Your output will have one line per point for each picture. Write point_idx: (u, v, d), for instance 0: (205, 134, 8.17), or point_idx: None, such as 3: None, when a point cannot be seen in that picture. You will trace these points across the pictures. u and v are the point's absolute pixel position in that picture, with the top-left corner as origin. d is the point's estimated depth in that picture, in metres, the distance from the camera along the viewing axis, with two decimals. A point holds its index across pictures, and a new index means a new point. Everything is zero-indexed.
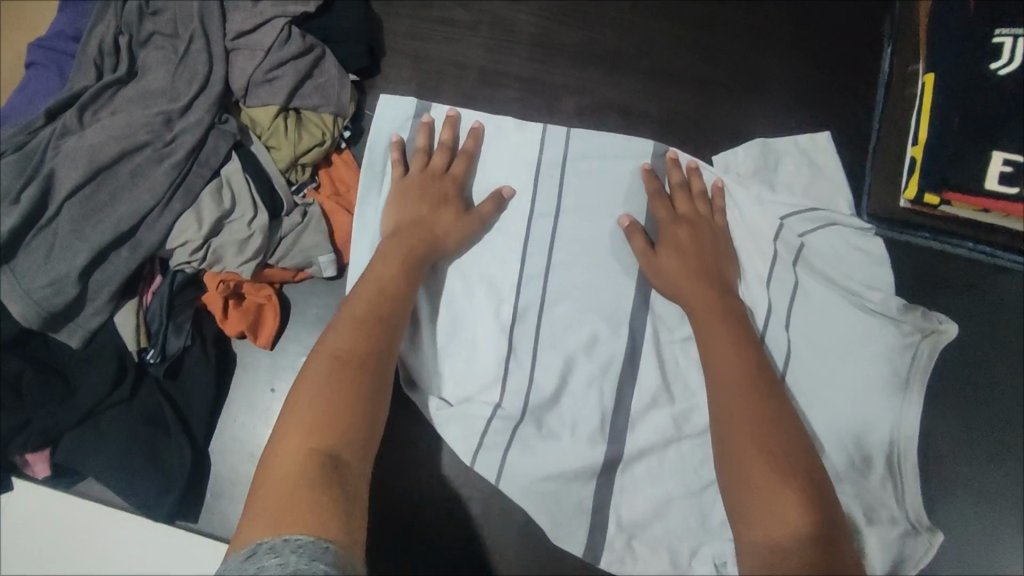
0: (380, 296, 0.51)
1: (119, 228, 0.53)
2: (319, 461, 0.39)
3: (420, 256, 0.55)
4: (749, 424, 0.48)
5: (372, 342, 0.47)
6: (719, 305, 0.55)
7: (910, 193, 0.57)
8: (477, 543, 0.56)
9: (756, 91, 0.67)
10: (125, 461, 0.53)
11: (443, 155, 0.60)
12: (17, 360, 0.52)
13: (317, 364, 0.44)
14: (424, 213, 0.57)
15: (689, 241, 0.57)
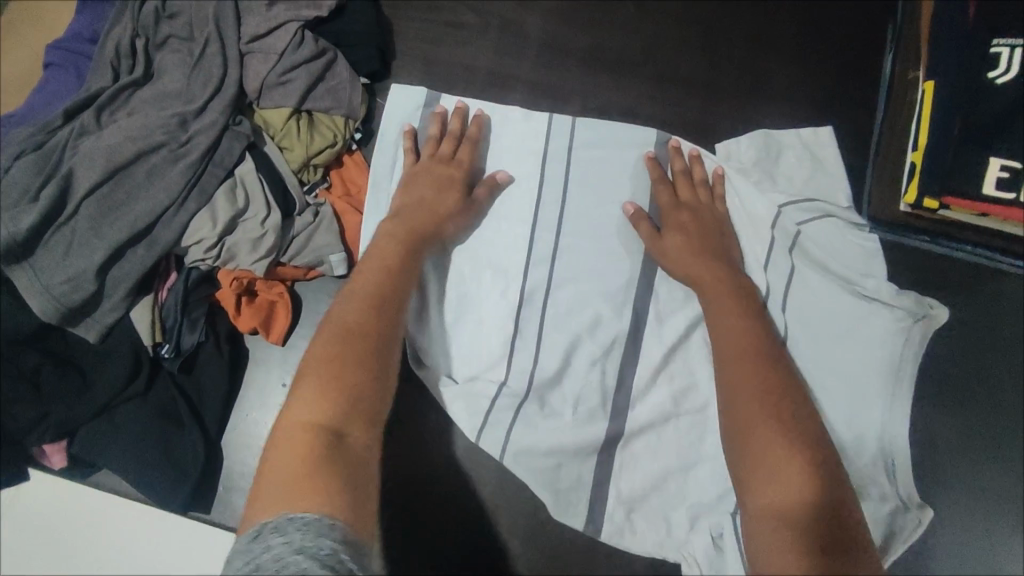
0: (384, 273, 0.52)
1: (136, 226, 0.55)
2: (323, 432, 0.40)
3: (422, 239, 0.56)
4: (748, 398, 0.49)
5: (375, 318, 0.48)
6: (725, 280, 0.56)
7: (910, 197, 0.58)
8: (485, 534, 0.56)
9: (759, 96, 0.68)
10: (140, 453, 0.55)
11: (449, 142, 0.62)
12: (36, 355, 0.54)
13: (324, 341, 0.46)
14: (428, 196, 0.59)
15: (693, 225, 0.59)
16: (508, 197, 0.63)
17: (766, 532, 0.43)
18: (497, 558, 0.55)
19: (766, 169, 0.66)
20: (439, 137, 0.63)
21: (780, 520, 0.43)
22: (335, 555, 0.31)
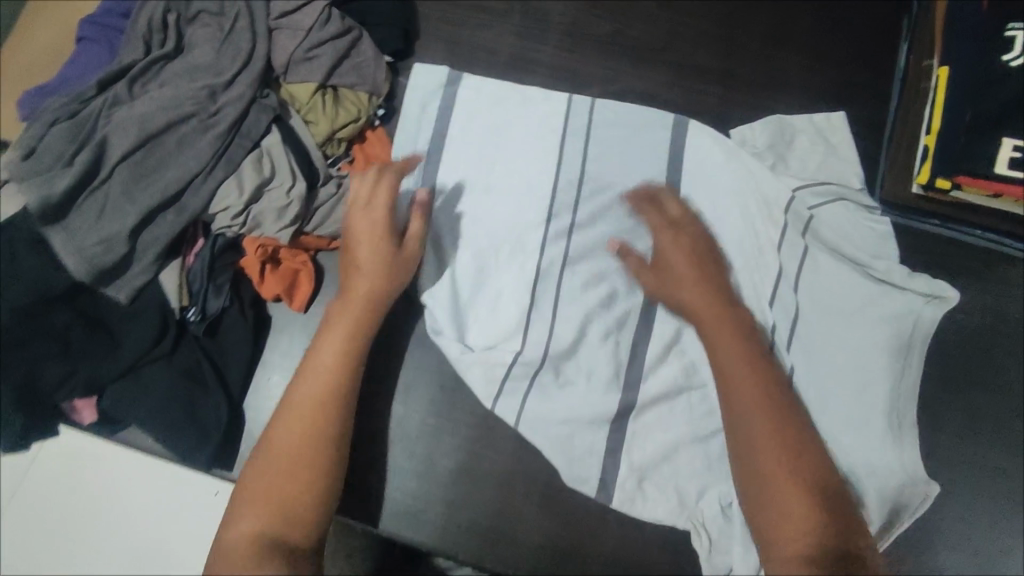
0: (336, 363, 0.54)
1: (166, 192, 0.56)
2: (261, 549, 0.47)
3: (366, 320, 0.56)
4: (765, 448, 0.50)
5: (319, 423, 0.52)
6: (727, 323, 0.56)
7: (922, 179, 0.59)
8: (501, 499, 0.57)
9: (776, 83, 0.69)
10: (165, 412, 0.56)
11: (364, 183, 0.59)
12: (66, 313, 0.54)
13: (269, 453, 0.51)
14: (364, 255, 0.57)
15: (671, 271, 0.58)
16: (526, 177, 0.64)
17: (789, 574, 0.46)
18: (514, 525, 0.57)
19: (780, 152, 0.67)
20: (360, 177, 0.59)
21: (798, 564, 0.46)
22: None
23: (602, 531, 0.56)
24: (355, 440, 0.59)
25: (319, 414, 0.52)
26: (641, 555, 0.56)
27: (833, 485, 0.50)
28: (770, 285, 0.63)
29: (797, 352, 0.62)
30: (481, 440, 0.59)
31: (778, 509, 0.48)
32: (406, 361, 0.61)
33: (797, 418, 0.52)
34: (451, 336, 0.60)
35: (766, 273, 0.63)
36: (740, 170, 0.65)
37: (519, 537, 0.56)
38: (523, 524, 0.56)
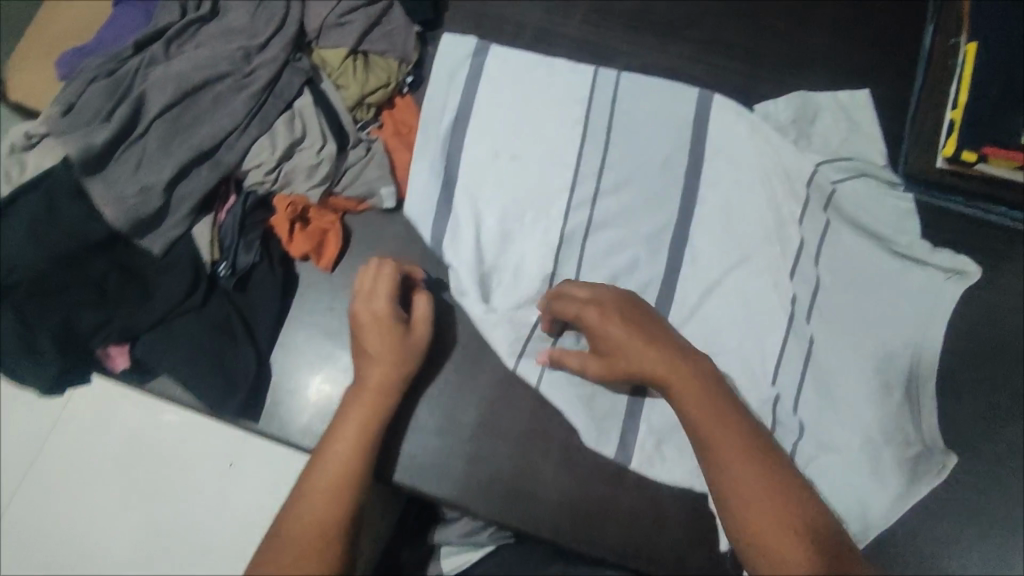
0: (342, 462, 0.53)
1: (202, 147, 0.57)
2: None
3: (379, 408, 0.55)
4: (750, 496, 0.48)
5: (329, 506, 0.51)
6: (693, 404, 0.51)
7: (949, 150, 0.63)
8: (522, 456, 0.58)
9: (801, 61, 0.69)
10: (196, 363, 0.57)
11: (369, 272, 0.58)
12: (104, 262, 0.56)
13: (280, 534, 0.51)
14: (372, 345, 0.56)
15: (606, 352, 0.54)
16: (550, 147, 0.65)
17: None
18: (534, 483, 0.58)
19: (803, 128, 0.67)
20: (365, 267, 0.59)
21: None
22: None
23: (621, 490, 0.58)
24: None
25: (331, 498, 0.52)
26: (658, 515, 0.57)
27: (829, 529, 0.47)
28: (792, 257, 0.63)
29: (817, 323, 0.62)
30: (503, 399, 0.60)
31: (776, 564, 0.46)
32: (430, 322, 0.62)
33: (775, 458, 0.50)
34: (473, 300, 0.61)
35: (789, 245, 0.63)
36: (762, 144, 0.65)
37: (539, 495, 0.57)
38: (544, 482, 0.58)
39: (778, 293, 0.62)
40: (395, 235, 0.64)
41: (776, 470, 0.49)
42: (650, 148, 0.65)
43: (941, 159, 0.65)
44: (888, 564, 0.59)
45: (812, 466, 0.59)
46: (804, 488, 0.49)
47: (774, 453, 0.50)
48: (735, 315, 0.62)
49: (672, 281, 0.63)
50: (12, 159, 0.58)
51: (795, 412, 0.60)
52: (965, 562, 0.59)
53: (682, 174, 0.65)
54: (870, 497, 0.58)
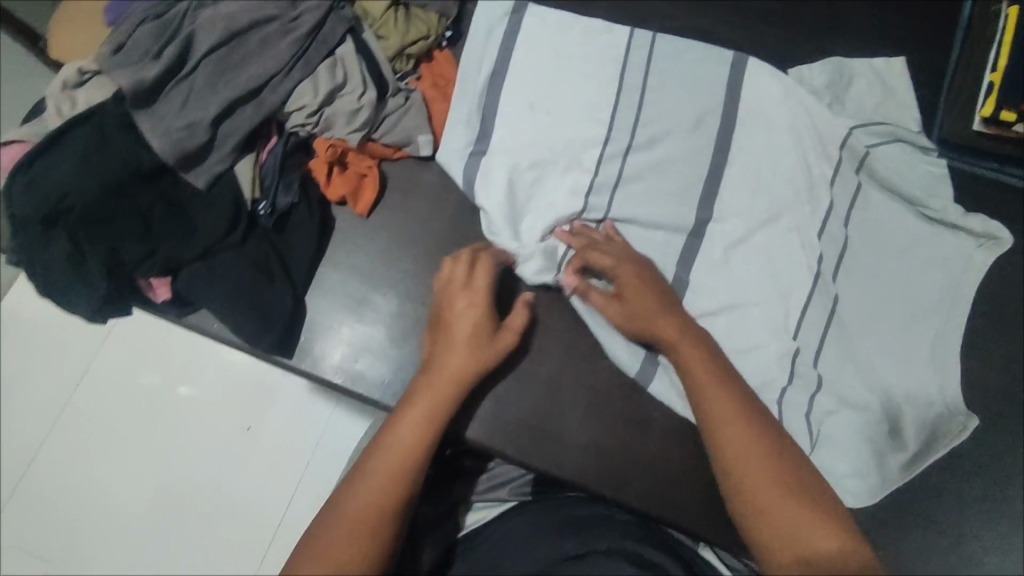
0: (415, 432, 0.52)
1: (249, 86, 0.59)
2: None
3: (449, 400, 0.54)
4: (743, 448, 0.51)
5: (389, 493, 0.49)
6: (717, 376, 0.54)
7: (987, 111, 0.64)
8: (549, 402, 0.60)
9: (838, 27, 0.69)
10: (233, 298, 0.58)
11: (462, 262, 0.58)
12: (150, 193, 0.58)
13: (336, 513, 0.49)
14: (460, 333, 0.56)
15: (631, 297, 0.58)
16: (585, 102, 0.66)
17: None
18: (562, 427, 0.59)
19: (837, 93, 0.67)
20: (463, 258, 0.59)
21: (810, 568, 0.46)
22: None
23: (646, 436, 0.60)
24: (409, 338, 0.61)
25: (390, 484, 0.50)
26: (682, 463, 0.59)
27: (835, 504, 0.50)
28: (820, 218, 0.63)
29: (842, 282, 0.63)
30: (531, 344, 0.61)
31: (789, 527, 0.48)
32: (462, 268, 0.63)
33: (765, 417, 0.53)
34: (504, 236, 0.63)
35: (819, 206, 0.63)
36: (796, 106, 0.65)
37: (567, 438, 0.59)
38: (569, 427, 0.59)
39: (805, 251, 0.62)
40: (430, 184, 0.66)
41: (766, 428, 0.53)
42: (684, 107, 0.66)
43: (979, 121, 0.65)
44: (908, 519, 0.59)
45: (832, 420, 0.60)
46: (795, 448, 0.53)
47: (763, 413, 0.54)
48: (763, 271, 0.62)
49: (701, 236, 0.64)
50: (64, 94, 0.59)
51: (815, 366, 0.61)
52: (984, 520, 0.59)
53: (715, 133, 0.65)
54: (886, 452, 0.59)
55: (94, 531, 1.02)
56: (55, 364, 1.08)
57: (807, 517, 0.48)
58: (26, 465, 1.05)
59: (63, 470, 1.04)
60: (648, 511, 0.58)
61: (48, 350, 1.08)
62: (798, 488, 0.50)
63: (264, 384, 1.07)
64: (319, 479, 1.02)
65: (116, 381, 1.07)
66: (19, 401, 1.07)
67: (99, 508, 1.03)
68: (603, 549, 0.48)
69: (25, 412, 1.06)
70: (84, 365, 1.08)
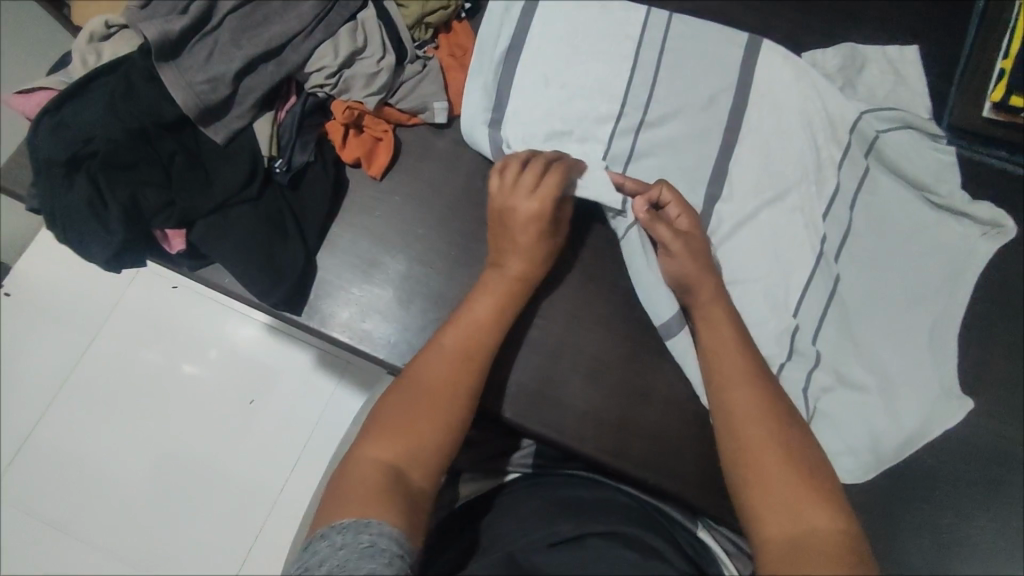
0: (477, 332, 0.55)
1: (272, 44, 0.60)
2: (389, 476, 0.46)
3: (515, 299, 0.57)
4: (747, 412, 0.52)
5: (459, 377, 0.52)
6: (738, 344, 0.56)
7: (995, 96, 0.65)
8: (554, 367, 0.61)
9: (854, 14, 0.70)
10: (249, 252, 0.60)
11: (531, 168, 0.58)
12: (172, 144, 0.59)
13: (406, 393, 0.51)
14: (522, 237, 0.58)
15: (694, 241, 0.59)
16: (599, 77, 0.67)
17: (803, 549, 0.45)
18: (562, 391, 0.60)
19: (849, 78, 0.68)
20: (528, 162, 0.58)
21: (793, 555, 0.45)
22: (373, 546, 0.40)
23: (644, 406, 0.60)
24: (417, 299, 0.62)
25: (461, 368, 0.53)
26: (679, 434, 0.60)
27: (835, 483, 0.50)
28: (826, 200, 0.64)
29: (844, 263, 0.64)
30: (536, 311, 0.62)
31: (791, 493, 0.48)
32: (471, 234, 0.64)
33: (775, 388, 0.54)
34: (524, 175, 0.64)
35: (825, 188, 0.64)
36: (808, 88, 0.66)
37: (567, 403, 0.60)
38: (572, 391, 0.60)
39: (809, 231, 0.63)
40: (443, 151, 0.67)
41: (775, 397, 0.54)
42: (697, 85, 0.66)
43: (989, 106, 0.66)
44: (900, 498, 0.60)
45: (828, 397, 0.60)
46: (805, 426, 0.54)
47: (778, 386, 0.55)
48: (766, 249, 0.63)
49: (708, 212, 0.64)
50: (89, 47, 0.61)
51: (814, 343, 0.61)
52: (975, 502, 0.60)
53: (727, 112, 0.66)
54: (881, 431, 0.59)
55: (97, 493, 1.03)
56: (62, 326, 1.09)
57: (805, 493, 0.48)
58: (31, 424, 1.06)
59: (67, 429, 1.06)
60: (643, 479, 0.58)
61: (57, 311, 1.10)
62: (797, 462, 0.50)
63: (270, 355, 1.08)
64: (320, 449, 1.04)
65: (123, 345, 1.08)
66: (26, 360, 1.08)
67: (102, 470, 1.04)
68: (603, 532, 0.48)
69: (31, 372, 1.07)
70: (92, 328, 1.09)
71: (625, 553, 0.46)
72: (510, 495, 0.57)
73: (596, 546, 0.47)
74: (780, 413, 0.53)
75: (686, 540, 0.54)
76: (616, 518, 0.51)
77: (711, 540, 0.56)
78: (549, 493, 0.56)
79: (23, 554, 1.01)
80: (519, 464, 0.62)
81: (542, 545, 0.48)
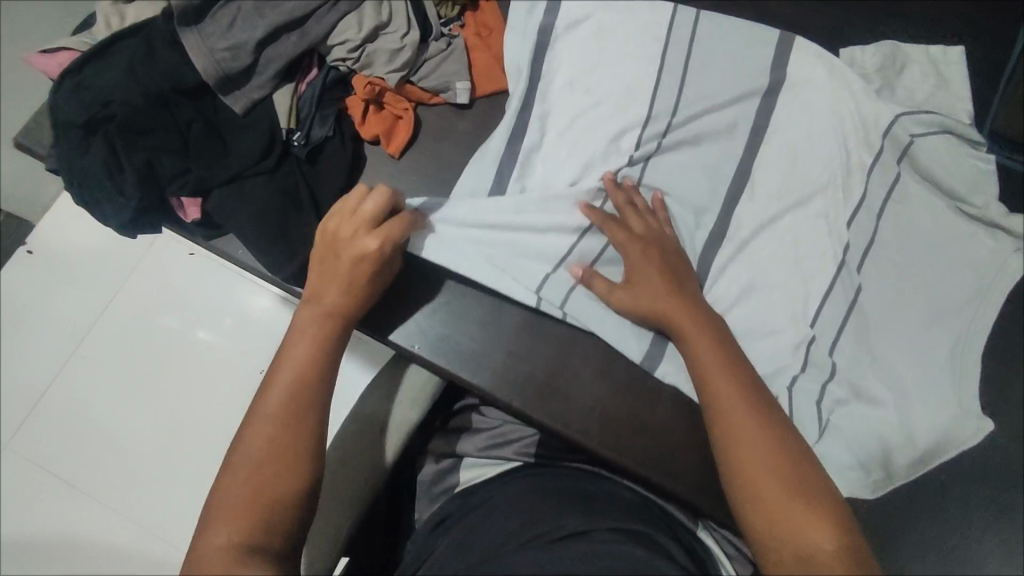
0: (296, 376, 0.53)
1: (295, 14, 0.60)
2: (237, 553, 0.45)
3: (332, 333, 0.55)
4: (753, 432, 0.51)
5: (288, 429, 0.51)
6: (730, 368, 0.54)
7: None
8: (569, 364, 0.60)
9: (897, 9, 0.67)
10: (261, 225, 0.58)
11: (378, 202, 0.57)
12: (191, 111, 0.60)
13: (234, 471, 0.50)
14: (344, 271, 0.56)
15: (639, 281, 0.59)
16: (624, 69, 0.65)
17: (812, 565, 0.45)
18: (571, 384, 0.59)
19: (888, 77, 0.66)
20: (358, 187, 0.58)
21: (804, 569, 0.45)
22: None
23: (654, 402, 0.59)
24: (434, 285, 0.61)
25: (285, 424, 0.51)
26: (685, 434, 0.59)
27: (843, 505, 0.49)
28: (853, 203, 0.62)
29: (868, 276, 0.61)
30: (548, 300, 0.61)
31: (805, 508, 0.48)
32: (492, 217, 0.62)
33: (776, 408, 0.53)
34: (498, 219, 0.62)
35: (852, 195, 0.62)
36: (843, 88, 0.63)
37: (575, 395, 0.59)
38: (586, 388, 0.59)
39: (831, 239, 0.61)
40: (463, 132, 0.66)
41: (775, 424, 0.52)
42: (725, 80, 0.65)
43: None
44: (907, 518, 0.59)
45: (842, 410, 0.59)
46: (803, 440, 0.53)
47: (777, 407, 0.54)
48: (786, 253, 0.62)
49: (729, 212, 0.63)
50: (113, 8, 0.61)
51: (831, 355, 0.60)
52: (984, 526, 0.58)
53: (755, 114, 0.64)
54: (894, 450, 0.57)
55: (92, 465, 1.00)
56: (65, 293, 1.06)
57: (813, 507, 0.48)
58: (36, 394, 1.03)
59: (66, 400, 1.03)
60: (647, 475, 0.57)
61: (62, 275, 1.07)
62: (801, 478, 0.49)
63: None
64: None
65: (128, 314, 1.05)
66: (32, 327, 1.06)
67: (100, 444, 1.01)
68: (609, 528, 0.47)
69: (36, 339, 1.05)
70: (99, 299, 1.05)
71: (632, 550, 0.44)
72: (511, 486, 0.58)
73: (602, 539, 0.46)
74: (781, 434, 0.51)
75: (686, 538, 0.54)
76: (620, 514, 0.50)
77: (712, 541, 0.58)
78: (547, 487, 0.56)
79: (26, 520, 1.01)
80: (523, 453, 0.63)
81: (541, 540, 0.47)
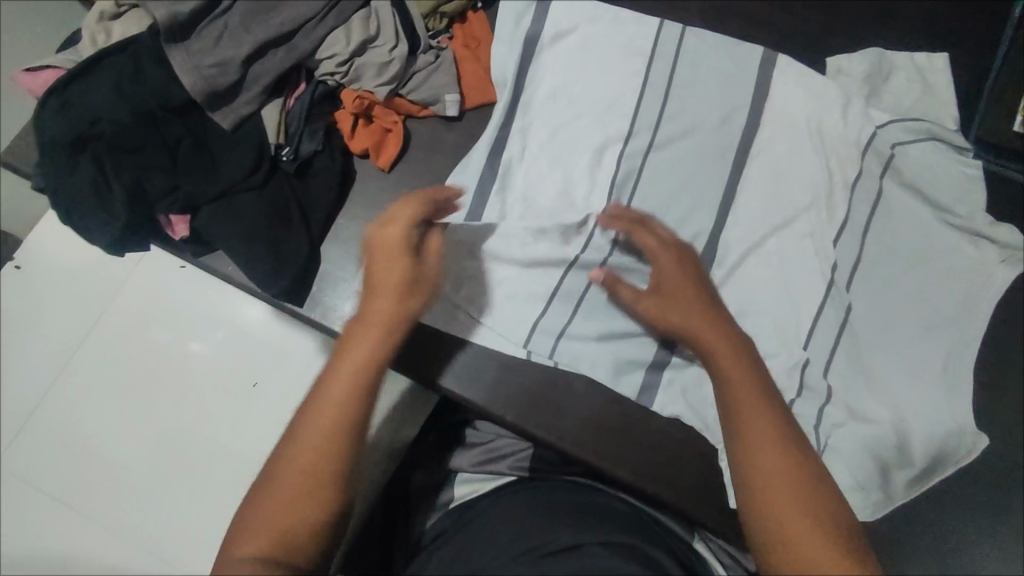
0: (350, 386, 0.50)
1: (282, 28, 0.60)
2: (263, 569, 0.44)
3: (388, 341, 0.52)
4: (769, 440, 0.50)
5: (336, 444, 0.49)
6: (752, 374, 0.53)
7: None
8: (561, 378, 0.60)
9: (882, 17, 0.67)
10: (251, 242, 0.59)
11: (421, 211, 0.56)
12: (180, 128, 0.59)
13: (271, 482, 0.48)
14: (387, 278, 0.53)
15: (667, 291, 0.57)
16: (611, 81, 0.66)
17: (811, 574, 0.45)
18: (565, 398, 0.59)
19: (874, 85, 0.66)
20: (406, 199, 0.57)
21: None
22: None
23: (648, 412, 0.59)
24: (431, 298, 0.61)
25: (334, 439, 0.49)
26: (681, 445, 0.58)
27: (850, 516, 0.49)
28: (842, 214, 0.62)
29: (858, 289, 0.62)
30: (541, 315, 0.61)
31: (809, 518, 0.47)
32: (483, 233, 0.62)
33: (789, 415, 0.52)
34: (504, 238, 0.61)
35: (840, 206, 0.62)
36: (830, 98, 0.64)
37: (570, 407, 0.59)
38: (578, 403, 0.59)
39: (819, 258, 0.61)
40: (452, 145, 0.66)
41: (795, 438, 0.51)
42: (713, 92, 0.65)
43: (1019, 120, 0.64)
44: (903, 533, 0.59)
45: (839, 433, 0.59)
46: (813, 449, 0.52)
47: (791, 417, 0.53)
48: (776, 266, 0.62)
49: (720, 226, 0.63)
50: (99, 26, 0.61)
51: (825, 378, 0.60)
52: (982, 539, 0.58)
53: (743, 128, 0.64)
54: (888, 465, 0.58)
55: (85, 485, 0.99)
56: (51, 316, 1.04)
57: (817, 515, 0.47)
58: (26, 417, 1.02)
59: (55, 423, 1.01)
60: (642, 488, 0.57)
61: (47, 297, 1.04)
62: (809, 486, 0.48)
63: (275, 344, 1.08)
64: None
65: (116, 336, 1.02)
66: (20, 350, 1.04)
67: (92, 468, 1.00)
68: (601, 542, 0.47)
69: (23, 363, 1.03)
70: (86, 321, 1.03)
71: (622, 564, 0.44)
72: (506, 501, 0.57)
73: (594, 552, 0.45)
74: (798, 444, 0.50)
75: (682, 551, 0.54)
76: (614, 528, 0.50)
77: (709, 554, 0.57)
78: (543, 501, 0.55)
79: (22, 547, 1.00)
80: (518, 467, 0.62)
81: (535, 556, 0.46)
